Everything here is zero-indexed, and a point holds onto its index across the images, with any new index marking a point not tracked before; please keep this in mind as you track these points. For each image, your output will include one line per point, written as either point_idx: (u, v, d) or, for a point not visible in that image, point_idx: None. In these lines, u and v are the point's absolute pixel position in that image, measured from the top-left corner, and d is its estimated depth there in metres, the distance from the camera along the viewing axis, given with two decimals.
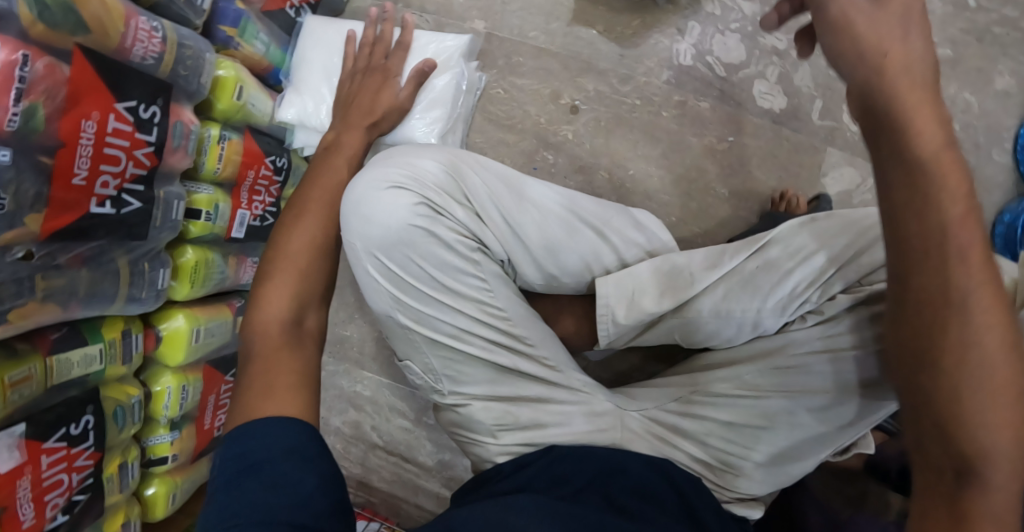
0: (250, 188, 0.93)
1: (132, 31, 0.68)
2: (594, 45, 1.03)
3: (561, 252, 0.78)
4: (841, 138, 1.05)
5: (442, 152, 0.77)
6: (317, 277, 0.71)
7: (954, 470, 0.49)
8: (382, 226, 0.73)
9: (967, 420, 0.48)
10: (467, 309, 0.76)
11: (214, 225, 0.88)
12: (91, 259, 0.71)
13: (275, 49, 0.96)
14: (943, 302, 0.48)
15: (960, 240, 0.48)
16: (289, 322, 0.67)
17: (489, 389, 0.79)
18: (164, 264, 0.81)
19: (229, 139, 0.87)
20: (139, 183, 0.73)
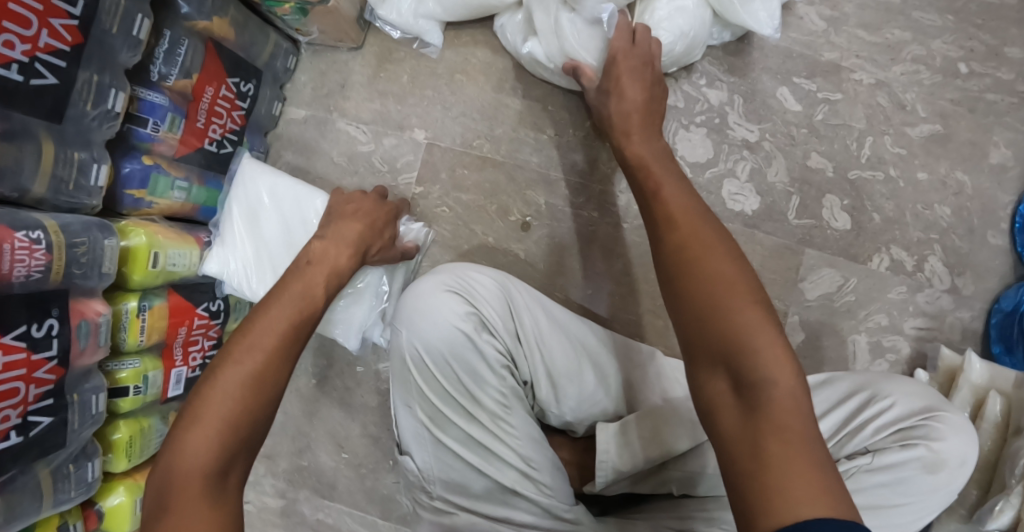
0: (184, 343, 0.88)
1: (9, 254, 0.63)
2: (543, 151, 0.96)
3: (569, 388, 0.83)
4: (820, 237, 0.98)
5: (493, 271, 0.84)
6: (260, 392, 0.60)
7: (742, 402, 0.54)
8: (426, 324, 0.79)
9: (742, 354, 0.55)
10: (478, 416, 0.79)
11: (145, 396, 0.83)
12: (6, 485, 0.67)
13: (200, 189, 0.89)
14: (705, 282, 0.58)
15: (705, 245, 0.60)
16: (217, 470, 0.56)
17: (481, 503, 0.79)
18: (91, 456, 0.77)
19: (150, 307, 0.81)
20: (47, 399, 0.69)
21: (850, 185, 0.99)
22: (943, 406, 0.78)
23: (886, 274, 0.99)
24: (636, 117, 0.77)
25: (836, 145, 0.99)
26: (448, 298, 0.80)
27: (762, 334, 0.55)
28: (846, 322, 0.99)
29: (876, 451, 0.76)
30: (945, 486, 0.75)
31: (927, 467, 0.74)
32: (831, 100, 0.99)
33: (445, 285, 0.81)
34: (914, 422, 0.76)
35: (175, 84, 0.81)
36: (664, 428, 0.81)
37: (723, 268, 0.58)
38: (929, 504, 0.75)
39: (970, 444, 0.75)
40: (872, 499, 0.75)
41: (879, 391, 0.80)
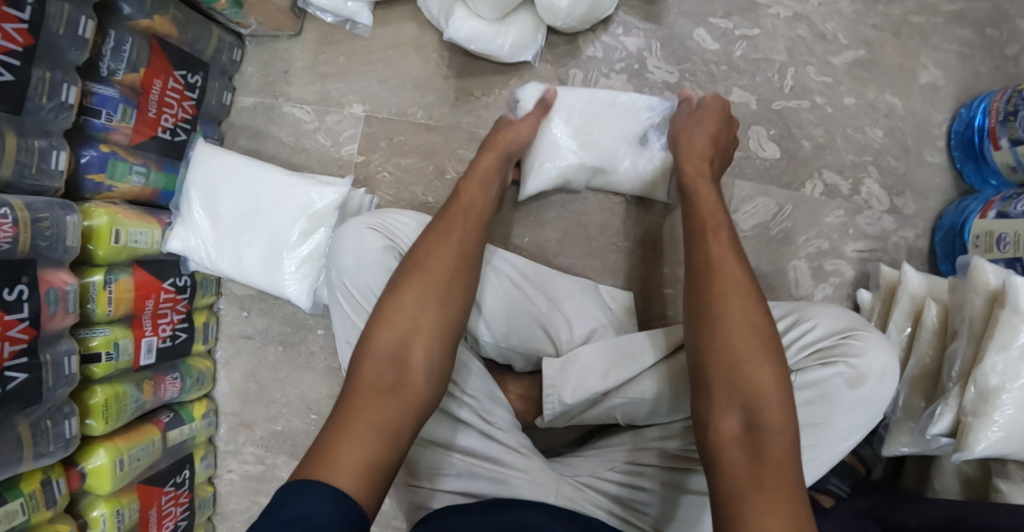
0: (153, 315, 0.96)
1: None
2: (474, 113, 1.02)
3: (498, 318, 0.89)
4: (750, 167, 1.01)
5: (415, 215, 0.90)
6: (432, 294, 0.75)
7: (748, 440, 0.64)
8: (348, 260, 0.84)
9: (755, 401, 0.65)
10: None
11: (118, 362, 0.91)
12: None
13: (159, 174, 0.98)
14: (732, 327, 0.69)
15: (739, 289, 0.71)
16: (389, 363, 0.71)
17: (427, 431, 0.85)
18: (68, 415, 0.85)
19: (116, 280, 0.90)
20: (21, 356, 0.77)
21: (777, 116, 1.01)
22: (862, 326, 0.80)
23: (822, 199, 1.01)
24: (701, 163, 0.85)
25: (758, 79, 1.02)
26: (368, 235, 0.85)
27: (770, 391, 0.66)
28: (787, 249, 1.00)
29: (800, 373, 0.78)
30: (871, 399, 0.77)
31: (851, 382, 0.76)
32: (750, 36, 1.02)
33: (367, 225, 0.86)
34: (834, 341, 0.79)
35: (124, 78, 0.90)
36: (607, 362, 0.87)
37: (750, 325, 0.69)
38: (855, 416, 0.77)
39: (890, 357, 0.77)
40: (802, 415, 0.77)
41: (805, 316, 0.82)
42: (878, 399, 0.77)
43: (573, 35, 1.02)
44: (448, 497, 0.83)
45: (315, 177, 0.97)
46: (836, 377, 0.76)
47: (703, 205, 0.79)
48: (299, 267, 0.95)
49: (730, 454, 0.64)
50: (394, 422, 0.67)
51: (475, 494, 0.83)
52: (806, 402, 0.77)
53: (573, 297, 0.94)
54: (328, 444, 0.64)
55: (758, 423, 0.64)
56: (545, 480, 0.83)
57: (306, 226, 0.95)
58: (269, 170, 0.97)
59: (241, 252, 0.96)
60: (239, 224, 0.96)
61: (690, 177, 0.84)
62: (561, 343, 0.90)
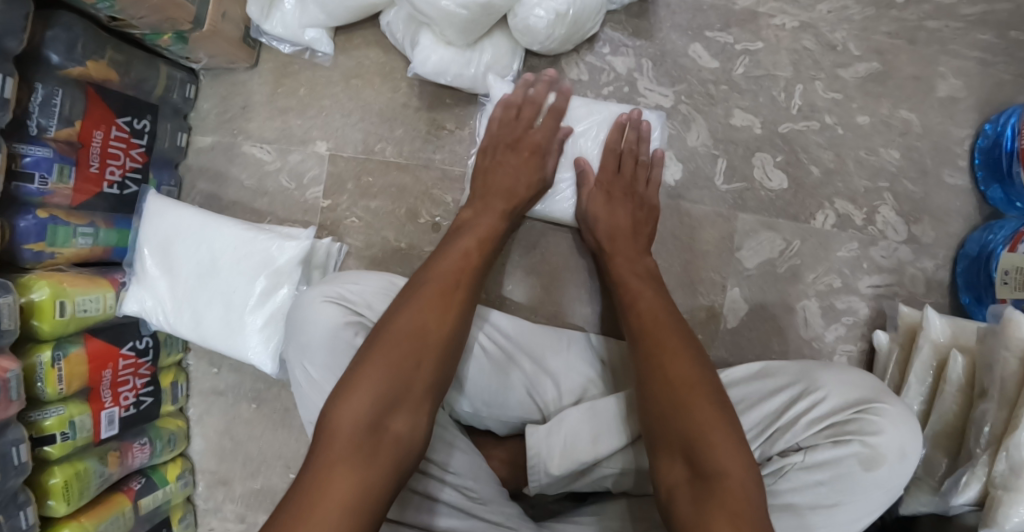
0: (113, 383, 0.89)
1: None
2: (448, 148, 0.93)
3: (477, 384, 0.81)
4: (754, 199, 0.91)
5: (380, 275, 0.80)
6: (421, 343, 0.65)
7: (697, 487, 0.60)
8: (307, 336, 0.74)
9: (704, 452, 0.61)
10: None
11: (76, 440, 0.85)
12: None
13: (109, 231, 0.91)
14: (661, 382, 0.66)
15: (682, 357, 0.67)
16: (368, 427, 0.60)
17: (406, 513, 0.77)
18: (23, 506, 0.79)
19: (66, 355, 0.83)
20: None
21: (783, 140, 0.91)
22: (881, 395, 0.68)
23: (834, 232, 0.91)
24: (632, 244, 0.82)
25: (761, 98, 0.91)
26: (328, 305, 0.75)
27: (711, 431, 0.61)
28: (794, 289, 0.91)
29: (808, 450, 0.67)
30: (888, 484, 0.65)
31: (865, 464, 0.65)
32: (752, 51, 0.91)
33: (324, 296, 0.76)
34: (847, 415, 0.67)
35: (58, 134, 0.82)
36: (596, 428, 0.77)
37: (686, 371, 0.65)
38: (870, 503, 0.65)
39: (912, 434, 0.66)
40: (806, 499, 0.66)
41: (814, 384, 0.70)
42: (897, 481, 0.65)
43: (553, 58, 0.92)
44: None
45: (276, 229, 0.89)
46: (849, 456, 0.65)
47: (633, 285, 0.77)
48: (263, 330, 0.88)
49: (682, 506, 0.60)
50: (363, 497, 0.56)
51: None
52: (813, 484, 0.66)
53: (562, 353, 0.85)
54: (287, 521, 0.54)
55: (709, 468, 0.60)
56: None
57: (267, 286, 0.88)
58: (227, 224, 0.90)
59: (198, 314, 0.89)
60: (195, 284, 0.89)
61: (616, 261, 0.81)
62: (547, 405, 0.81)
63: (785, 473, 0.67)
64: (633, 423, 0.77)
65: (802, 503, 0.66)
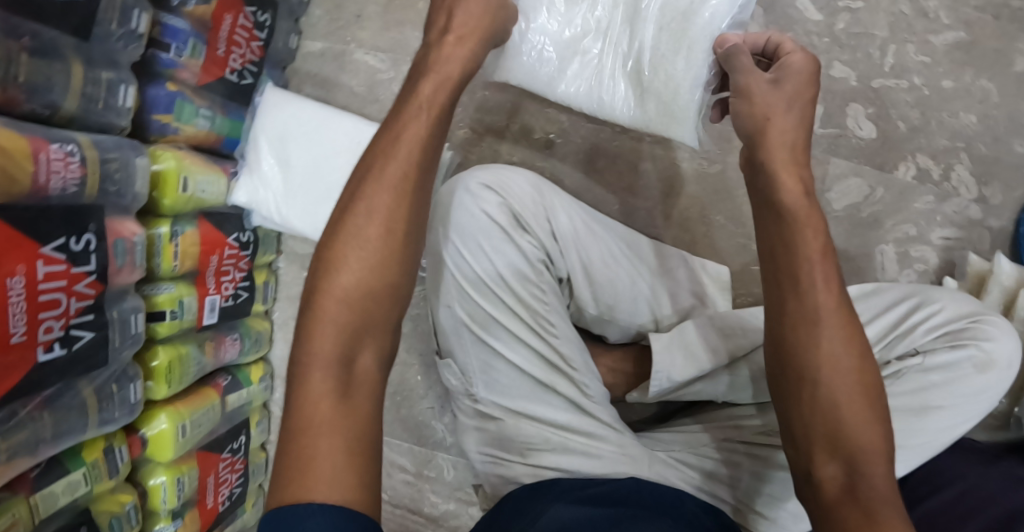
0: (216, 272, 0.89)
1: (44, 164, 0.66)
2: None
3: (609, 288, 0.83)
4: (845, 146, 0.97)
5: (527, 171, 0.84)
6: (362, 285, 0.54)
7: (853, 492, 0.54)
8: (462, 214, 0.79)
9: (845, 437, 0.55)
10: (519, 316, 0.79)
11: (182, 321, 0.84)
12: (51, 400, 0.71)
13: (223, 119, 0.91)
14: (808, 353, 0.57)
15: (833, 324, 0.57)
16: (336, 365, 0.53)
17: (527, 406, 0.81)
18: (133, 378, 0.80)
19: (182, 233, 0.83)
20: (88, 314, 0.72)
21: (875, 95, 0.98)
22: (987, 310, 0.76)
23: (913, 184, 0.98)
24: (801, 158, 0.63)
25: (858, 54, 0.97)
26: (482, 192, 0.80)
27: (864, 431, 0.55)
28: (874, 233, 0.99)
29: (926, 354, 0.74)
30: (993, 389, 0.73)
31: (978, 367, 0.72)
32: (854, 9, 0.98)
33: (483, 183, 0.80)
34: (963, 324, 0.74)
35: (195, 10, 0.80)
36: (711, 340, 0.80)
37: (838, 358, 0.56)
38: (975, 406, 0.73)
39: (1018, 347, 0.73)
40: (919, 398, 0.73)
41: (928, 298, 0.77)
42: (998, 389, 0.73)
43: None
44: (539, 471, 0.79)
45: None
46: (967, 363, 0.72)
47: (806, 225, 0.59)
48: None
49: (842, 510, 0.54)
50: (342, 424, 0.51)
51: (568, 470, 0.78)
52: (927, 385, 0.73)
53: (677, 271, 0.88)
54: (291, 465, 0.49)
55: (840, 436, 0.55)
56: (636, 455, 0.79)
57: None
58: (350, 118, 0.90)
59: (314, 202, 0.89)
60: (315, 172, 0.90)
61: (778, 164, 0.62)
62: (663, 318, 0.84)
63: (903, 373, 0.73)
64: (743, 336, 0.80)
65: (911, 401, 0.73)
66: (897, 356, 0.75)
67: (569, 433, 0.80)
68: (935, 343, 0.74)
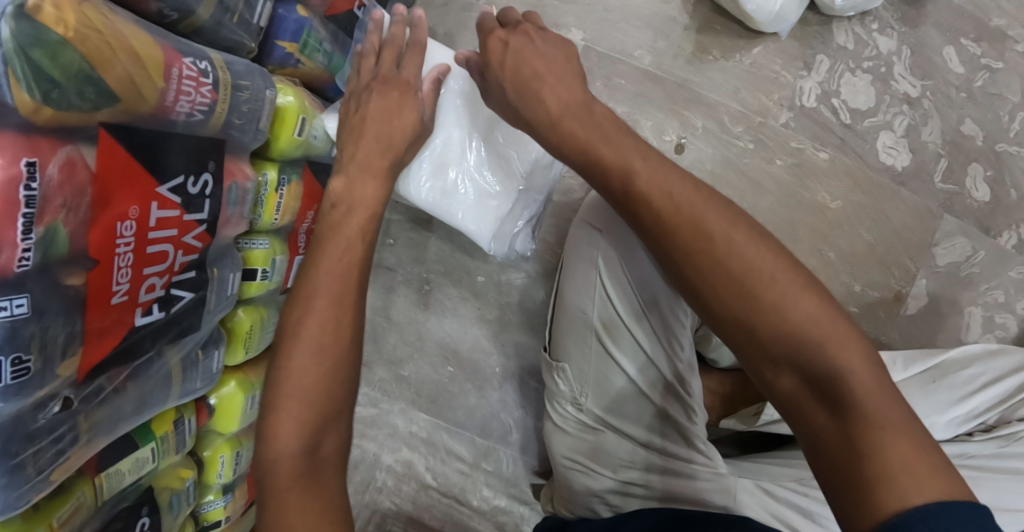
0: (307, 231, 0.80)
1: (175, 83, 0.53)
2: (705, 71, 0.91)
3: None
4: (960, 204, 0.96)
5: None
6: (326, 392, 0.56)
7: (833, 415, 0.49)
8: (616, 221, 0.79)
9: (816, 355, 0.51)
10: (645, 331, 0.79)
11: (270, 283, 0.74)
12: (139, 372, 0.58)
13: (340, 59, 0.80)
14: (728, 284, 0.54)
15: (729, 257, 0.54)
16: (304, 455, 0.54)
17: (630, 425, 0.81)
18: (217, 344, 0.69)
19: (288, 183, 0.73)
20: (190, 271, 0.60)
21: (996, 157, 0.96)
22: None
23: (1011, 252, 0.97)
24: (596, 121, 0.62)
25: (989, 114, 0.95)
26: None
27: (844, 354, 0.50)
28: (966, 293, 0.97)
29: None
30: None
31: None
32: (993, 68, 0.94)
33: None
34: None
35: None
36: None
37: (790, 302, 0.52)
38: None
39: None
40: None
41: None
42: None
43: (829, 17, 0.92)
44: (632, 489, 0.79)
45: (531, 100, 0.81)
46: None
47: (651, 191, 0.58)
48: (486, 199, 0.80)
49: (826, 434, 0.50)
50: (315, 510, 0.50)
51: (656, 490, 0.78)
52: None
53: None
54: None
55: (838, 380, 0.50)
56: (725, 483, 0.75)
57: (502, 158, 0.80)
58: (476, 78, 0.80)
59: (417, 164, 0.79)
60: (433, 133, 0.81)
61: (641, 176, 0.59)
62: None
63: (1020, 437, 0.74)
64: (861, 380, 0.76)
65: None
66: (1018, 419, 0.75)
67: (668, 446, 0.79)
68: None
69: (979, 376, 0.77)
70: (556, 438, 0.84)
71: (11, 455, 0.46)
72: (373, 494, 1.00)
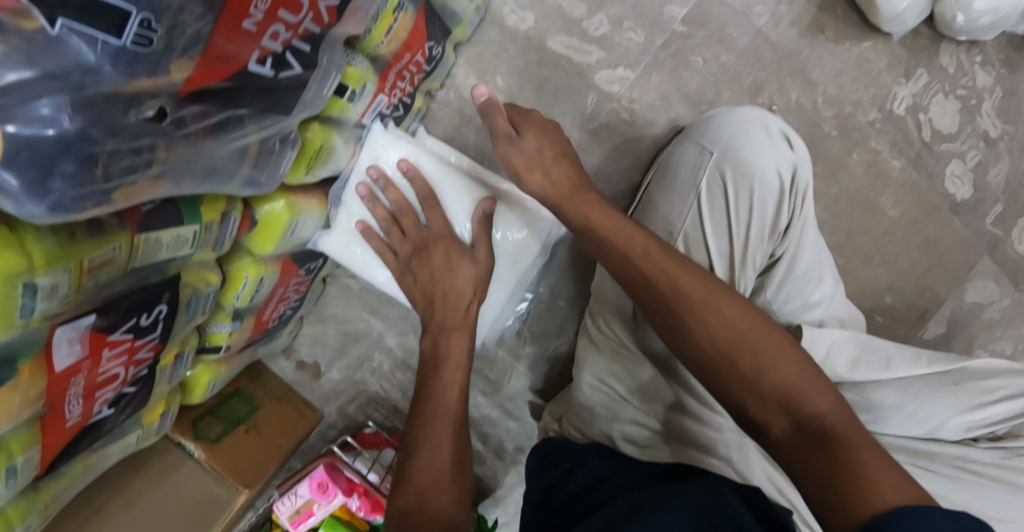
0: (398, 72, 0.76)
1: None
2: (814, 48, 0.90)
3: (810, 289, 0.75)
4: (1001, 252, 0.99)
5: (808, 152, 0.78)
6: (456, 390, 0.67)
7: (808, 434, 0.51)
8: (747, 142, 0.73)
9: (794, 390, 0.53)
10: (725, 253, 0.73)
11: (352, 108, 0.72)
12: (222, 128, 0.54)
13: None
14: (723, 324, 0.57)
15: (722, 298, 0.58)
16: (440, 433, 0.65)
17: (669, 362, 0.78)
18: (292, 145, 0.65)
19: (404, 11, 0.70)
20: (306, 44, 0.57)
21: None
22: None
23: None
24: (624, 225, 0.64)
25: None
26: (780, 138, 0.73)
27: (815, 390, 0.53)
28: (981, 337, 1.01)
29: None
30: None
31: None
32: None
33: (781, 130, 0.74)
34: None
35: None
36: (859, 356, 0.75)
37: (744, 315, 0.57)
38: None
39: None
40: None
41: None
42: None
43: (940, 35, 0.93)
44: (651, 430, 0.77)
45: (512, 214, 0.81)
46: None
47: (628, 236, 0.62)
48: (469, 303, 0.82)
49: (798, 453, 0.51)
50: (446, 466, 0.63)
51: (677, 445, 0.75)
52: None
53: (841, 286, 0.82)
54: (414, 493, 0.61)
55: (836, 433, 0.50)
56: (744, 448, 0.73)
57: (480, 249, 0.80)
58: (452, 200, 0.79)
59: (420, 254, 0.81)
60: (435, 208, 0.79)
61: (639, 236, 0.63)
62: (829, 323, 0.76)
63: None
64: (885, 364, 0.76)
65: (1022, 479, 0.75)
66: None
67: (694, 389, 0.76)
68: None
69: (1002, 389, 0.77)
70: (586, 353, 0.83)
71: (92, 142, 0.43)
72: (365, 376, 0.97)
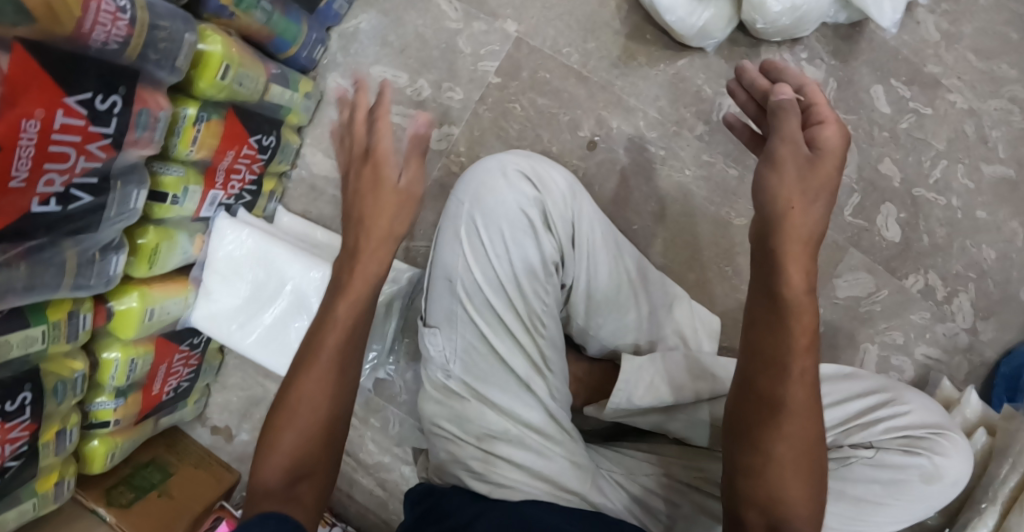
0: (228, 169, 0.87)
1: (93, 14, 0.60)
2: (628, 76, 0.94)
3: (609, 309, 0.85)
4: (867, 241, 0.99)
5: (567, 174, 0.84)
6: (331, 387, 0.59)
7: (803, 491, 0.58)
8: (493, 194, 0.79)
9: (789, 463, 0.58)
10: (515, 305, 0.78)
11: (181, 208, 0.83)
12: (32, 253, 0.67)
13: (280, 18, 0.86)
14: (803, 378, 0.58)
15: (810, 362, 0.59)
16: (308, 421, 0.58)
17: (490, 391, 0.79)
18: (117, 251, 0.77)
19: (206, 120, 0.79)
20: (92, 177, 0.68)
21: (911, 202, 0.99)
22: (951, 428, 0.76)
23: (916, 296, 1.01)
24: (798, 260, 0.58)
25: (910, 158, 0.98)
26: (517, 179, 0.80)
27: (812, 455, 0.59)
28: (864, 329, 1.01)
29: (882, 449, 0.75)
30: (934, 500, 0.74)
31: (925, 478, 0.73)
32: (921, 113, 0.98)
33: (518, 168, 0.80)
34: (925, 433, 0.74)
35: None
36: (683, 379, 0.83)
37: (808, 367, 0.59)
38: (907, 512, 0.74)
39: (967, 468, 0.74)
40: (859, 488, 0.73)
41: (900, 398, 0.78)
42: (939, 502, 0.74)
43: (757, 40, 0.94)
44: (494, 458, 0.76)
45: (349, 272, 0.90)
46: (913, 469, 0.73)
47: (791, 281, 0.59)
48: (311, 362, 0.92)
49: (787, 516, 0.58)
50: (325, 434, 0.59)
51: (519, 475, 0.75)
52: (873, 479, 0.73)
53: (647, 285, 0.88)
54: (269, 450, 0.58)
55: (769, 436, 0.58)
56: (585, 466, 0.77)
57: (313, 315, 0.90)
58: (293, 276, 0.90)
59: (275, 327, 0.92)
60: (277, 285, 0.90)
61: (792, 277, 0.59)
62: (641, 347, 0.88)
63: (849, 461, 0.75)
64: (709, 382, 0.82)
65: (849, 489, 0.73)
66: (852, 442, 0.76)
67: (524, 418, 0.78)
68: (893, 443, 0.75)
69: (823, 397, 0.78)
70: (424, 403, 0.82)
71: None
72: None
